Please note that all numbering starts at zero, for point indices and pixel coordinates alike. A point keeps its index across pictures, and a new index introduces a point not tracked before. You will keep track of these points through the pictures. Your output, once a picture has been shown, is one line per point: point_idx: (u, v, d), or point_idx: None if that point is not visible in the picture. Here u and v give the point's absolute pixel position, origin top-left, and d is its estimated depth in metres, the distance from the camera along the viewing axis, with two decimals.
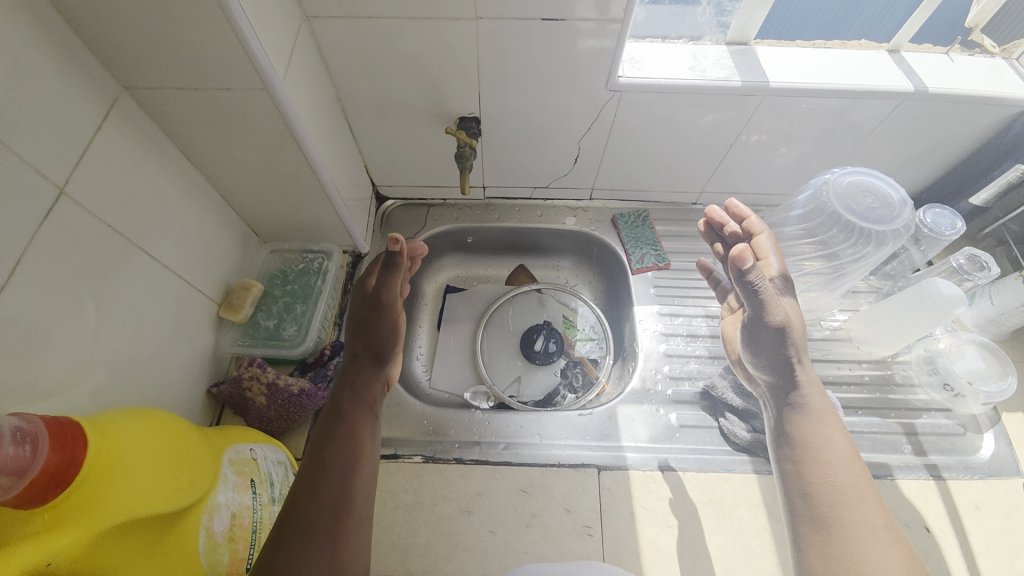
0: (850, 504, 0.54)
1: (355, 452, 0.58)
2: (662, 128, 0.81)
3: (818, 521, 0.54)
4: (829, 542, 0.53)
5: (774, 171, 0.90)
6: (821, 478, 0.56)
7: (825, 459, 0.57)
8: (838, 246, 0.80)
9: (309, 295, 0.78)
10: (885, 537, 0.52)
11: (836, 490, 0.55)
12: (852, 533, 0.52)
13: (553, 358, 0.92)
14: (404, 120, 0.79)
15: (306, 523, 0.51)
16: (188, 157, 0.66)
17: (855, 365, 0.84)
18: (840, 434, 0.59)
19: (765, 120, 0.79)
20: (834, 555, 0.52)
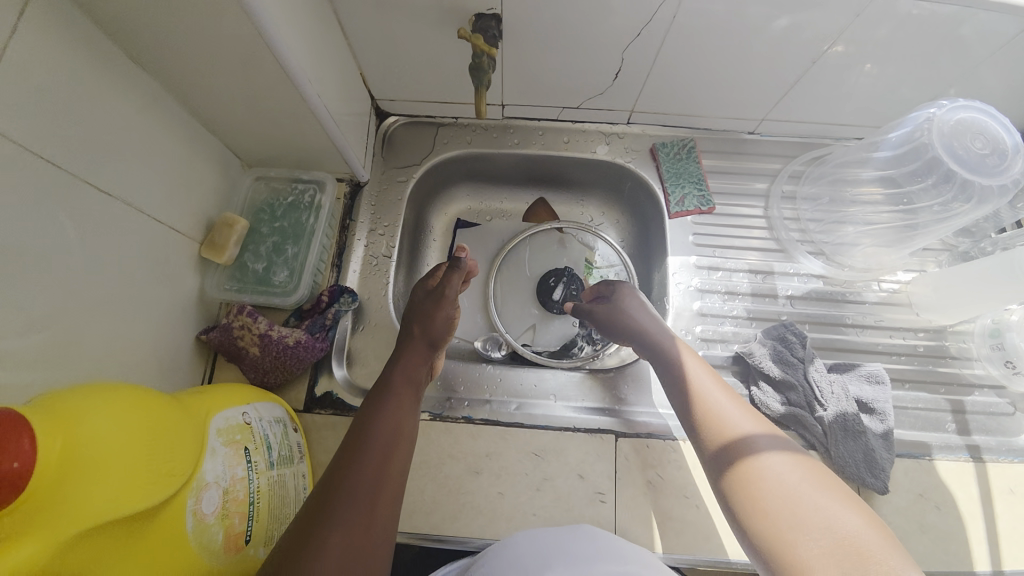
0: (729, 417, 0.53)
1: (401, 424, 0.56)
2: (730, 35, 0.64)
3: (705, 438, 0.54)
4: (727, 463, 0.50)
5: (859, 97, 0.73)
6: (697, 405, 0.56)
7: (696, 387, 0.57)
8: (920, 201, 0.69)
9: (300, 235, 0.68)
10: (771, 437, 0.51)
11: (712, 412, 0.54)
12: (739, 442, 0.51)
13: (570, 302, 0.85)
14: (407, 15, 0.63)
15: (351, 481, 0.48)
16: (135, 60, 0.52)
17: (910, 334, 0.75)
18: (701, 367, 0.60)
19: (872, 27, 0.61)
20: (736, 473, 0.49)
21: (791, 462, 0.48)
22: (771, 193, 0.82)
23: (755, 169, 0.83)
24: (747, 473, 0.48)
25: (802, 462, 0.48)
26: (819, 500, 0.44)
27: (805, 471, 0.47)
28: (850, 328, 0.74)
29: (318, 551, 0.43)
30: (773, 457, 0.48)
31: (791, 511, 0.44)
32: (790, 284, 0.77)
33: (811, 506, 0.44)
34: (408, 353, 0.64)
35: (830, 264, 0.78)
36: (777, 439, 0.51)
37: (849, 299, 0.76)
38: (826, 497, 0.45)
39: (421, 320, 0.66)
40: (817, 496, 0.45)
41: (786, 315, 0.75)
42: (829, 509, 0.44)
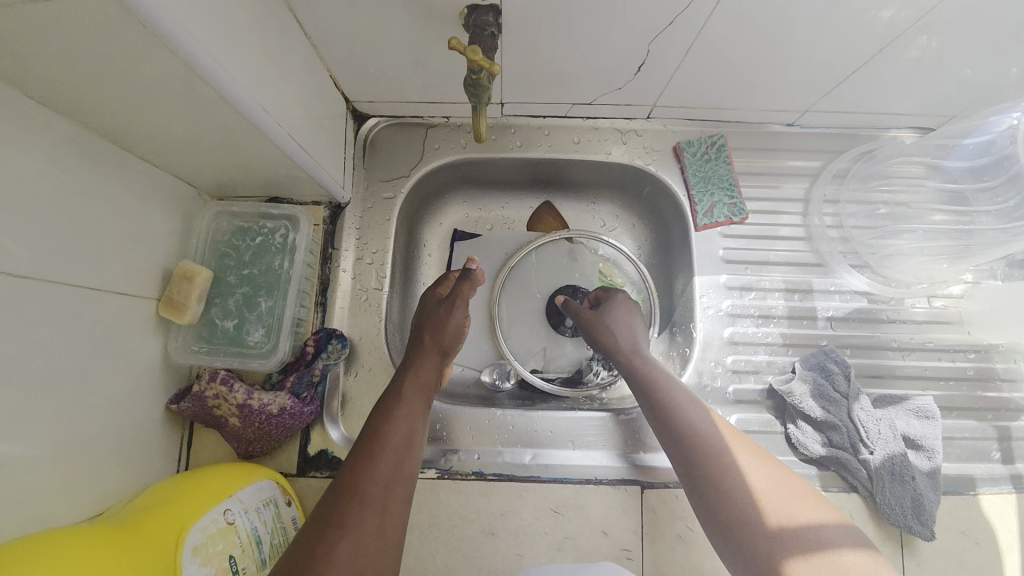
0: (717, 444, 0.50)
1: (414, 426, 0.49)
2: (782, 24, 0.52)
3: (709, 493, 0.48)
4: (720, 497, 0.47)
5: (925, 88, 0.62)
6: (682, 431, 0.52)
7: (680, 411, 0.53)
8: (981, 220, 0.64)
9: (274, 285, 0.59)
10: (758, 462, 0.50)
11: (698, 439, 0.51)
12: (731, 473, 0.48)
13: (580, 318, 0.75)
14: (381, 10, 0.50)
15: (360, 484, 0.43)
16: (41, 102, 0.40)
17: (959, 355, 0.69)
18: (677, 384, 0.57)
19: (961, 8, 0.49)
20: (731, 509, 0.47)
21: (783, 491, 0.47)
22: (810, 198, 0.72)
23: (793, 170, 0.72)
24: (742, 510, 0.46)
25: (792, 489, 0.48)
26: (817, 535, 0.44)
27: (798, 500, 0.47)
28: (894, 352, 0.68)
29: (328, 561, 0.38)
30: (767, 488, 0.47)
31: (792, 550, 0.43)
32: (830, 303, 0.69)
33: (813, 544, 0.43)
34: (420, 353, 0.56)
35: (875, 279, 0.70)
36: (764, 463, 0.50)
37: (892, 318, 0.69)
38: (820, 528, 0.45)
39: (433, 324, 0.58)
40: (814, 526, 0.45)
41: (826, 340, 0.68)
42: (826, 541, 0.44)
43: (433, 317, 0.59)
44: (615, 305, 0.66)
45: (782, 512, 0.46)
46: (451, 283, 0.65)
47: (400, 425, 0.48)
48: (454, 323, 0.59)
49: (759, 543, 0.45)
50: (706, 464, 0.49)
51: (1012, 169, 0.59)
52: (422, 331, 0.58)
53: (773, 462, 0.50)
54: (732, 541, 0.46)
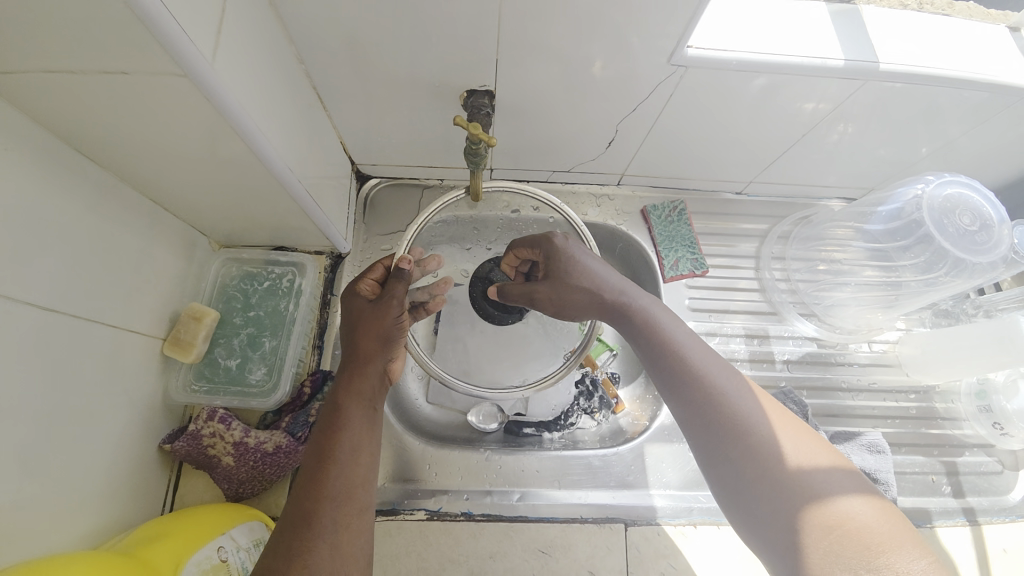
0: (723, 390, 0.47)
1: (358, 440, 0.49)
2: (723, 113, 0.63)
3: (711, 437, 0.45)
4: (722, 440, 0.45)
5: (844, 165, 0.75)
6: (684, 378, 0.48)
7: (681, 356, 0.49)
8: (906, 276, 0.72)
9: (279, 326, 0.64)
10: (766, 409, 0.46)
11: (704, 385, 0.47)
12: (737, 421, 0.45)
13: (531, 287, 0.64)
14: (392, 90, 0.60)
15: (318, 503, 0.44)
16: (85, 152, 0.46)
17: (902, 396, 0.77)
18: (680, 328, 0.52)
19: (858, 107, 0.62)
20: (734, 452, 0.44)
21: (790, 439, 0.44)
22: (760, 254, 0.82)
23: (745, 232, 0.83)
24: (747, 457, 0.43)
25: (800, 435, 0.45)
26: (821, 480, 0.42)
27: (806, 448, 0.44)
28: (845, 393, 0.76)
29: None
30: (777, 435, 0.44)
31: (796, 498, 0.41)
32: (786, 348, 0.78)
33: (814, 491, 0.41)
34: (355, 358, 0.53)
35: (822, 326, 0.79)
36: (771, 408, 0.46)
37: (840, 361, 0.78)
38: (826, 474, 0.42)
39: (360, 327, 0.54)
40: (820, 473, 0.42)
41: (785, 381, 0.75)
42: (832, 489, 0.41)
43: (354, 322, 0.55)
44: (574, 251, 0.55)
45: (786, 457, 0.43)
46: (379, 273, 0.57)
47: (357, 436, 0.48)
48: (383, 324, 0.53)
49: (753, 481, 0.43)
50: (711, 411, 0.46)
51: (918, 231, 0.68)
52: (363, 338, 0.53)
53: (779, 407, 0.47)
54: (729, 485, 0.44)
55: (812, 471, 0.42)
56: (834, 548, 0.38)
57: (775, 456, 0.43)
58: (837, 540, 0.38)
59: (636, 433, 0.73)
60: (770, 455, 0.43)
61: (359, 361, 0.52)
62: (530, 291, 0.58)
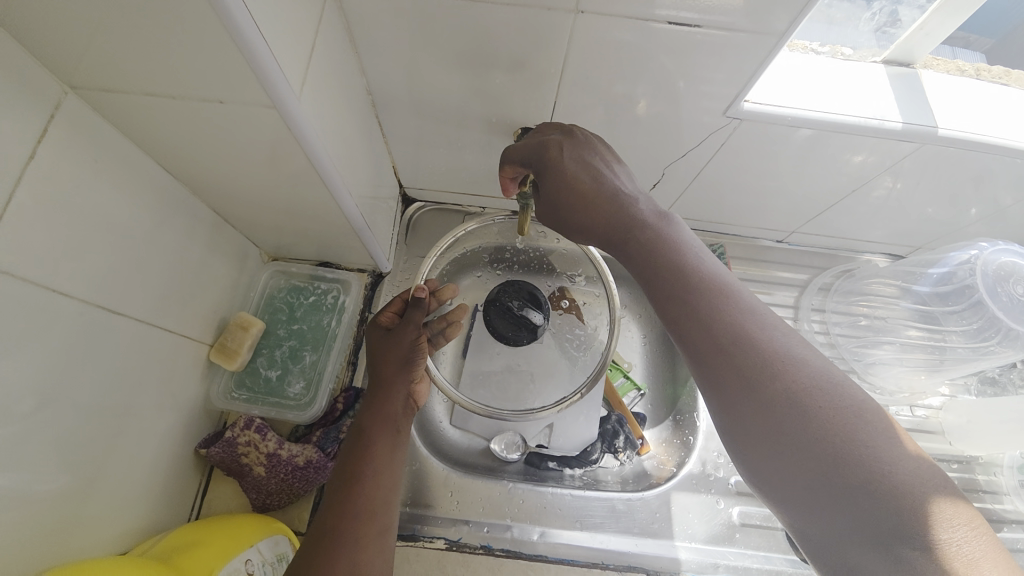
0: (750, 333, 0.40)
1: (378, 462, 0.51)
2: (770, 165, 0.64)
3: (722, 388, 0.39)
4: (735, 391, 0.39)
5: (891, 222, 0.74)
6: (701, 311, 0.42)
7: (701, 288, 0.43)
8: (952, 341, 0.71)
9: (320, 341, 0.66)
10: (804, 356, 0.39)
11: (725, 320, 0.41)
12: (761, 362, 0.38)
13: (535, 312, 0.65)
14: (449, 123, 0.62)
15: (342, 521, 0.47)
16: (164, 166, 0.49)
17: (944, 465, 0.74)
18: (703, 260, 0.46)
19: (909, 169, 0.62)
20: (748, 405, 0.38)
21: (825, 386, 0.37)
22: (799, 305, 0.81)
23: (785, 281, 0.82)
24: (768, 400, 0.37)
25: (832, 380, 0.37)
26: (858, 436, 0.34)
27: (836, 396, 0.36)
28: None
29: None
30: (811, 381, 0.37)
31: (825, 454, 0.34)
32: None
33: (847, 449, 0.34)
34: (381, 380, 0.56)
35: (862, 384, 0.77)
36: (807, 351, 0.39)
37: None
38: (870, 431, 0.34)
39: (380, 353, 0.57)
40: (860, 426, 0.35)
41: None
42: (872, 443, 0.34)
43: (375, 349, 0.58)
44: (596, 161, 0.49)
45: (811, 407, 0.36)
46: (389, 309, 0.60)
47: (379, 460, 0.51)
48: (401, 346, 0.56)
49: (771, 439, 0.36)
50: (729, 351, 0.40)
51: (971, 298, 0.67)
52: (384, 366, 0.56)
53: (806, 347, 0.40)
54: (746, 442, 0.38)
55: (847, 420, 0.35)
56: (867, 515, 0.32)
57: (807, 409, 0.36)
58: (864, 500, 0.32)
59: (662, 479, 0.72)
60: (799, 407, 0.36)
61: (381, 385, 0.56)
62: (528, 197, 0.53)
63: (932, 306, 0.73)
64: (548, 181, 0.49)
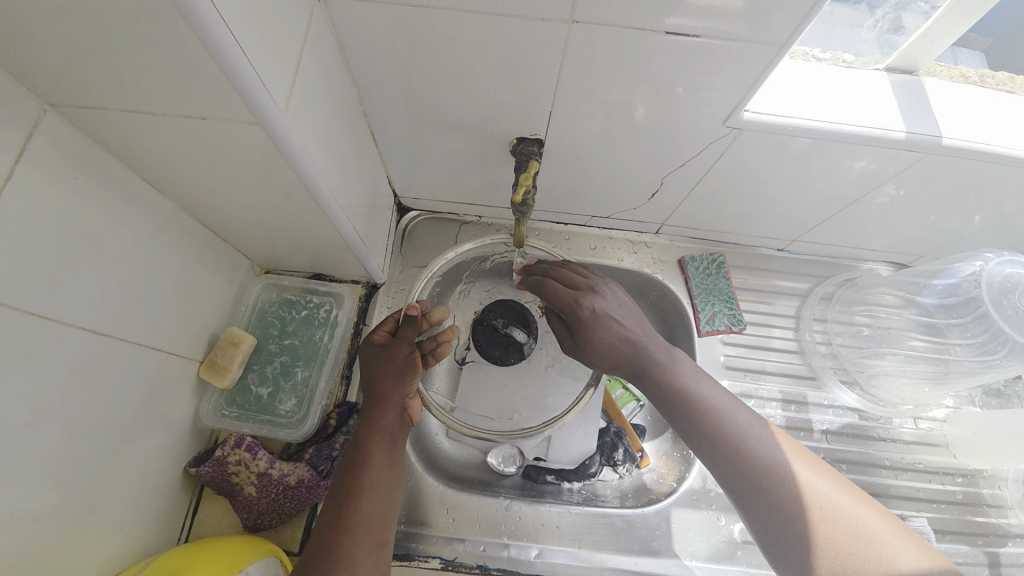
0: (763, 443, 0.47)
1: (374, 476, 0.49)
2: (770, 176, 0.63)
3: (743, 491, 0.46)
4: (759, 494, 0.45)
5: (894, 231, 0.72)
6: (720, 425, 0.49)
7: (710, 410, 0.50)
8: (956, 354, 0.70)
9: (312, 357, 0.65)
10: (806, 465, 0.46)
11: (735, 435, 0.48)
12: (775, 471, 0.45)
13: (518, 330, 0.69)
14: (443, 133, 0.61)
15: (337, 534, 0.46)
16: (151, 182, 0.48)
17: (947, 478, 0.73)
18: (705, 380, 0.53)
19: (912, 178, 0.61)
20: (773, 506, 0.44)
21: (830, 488, 0.45)
22: (801, 315, 0.80)
23: (786, 290, 0.81)
24: (789, 514, 0.43)
25: (836, 482, 0.45)
26: (864, 531, 0.41)
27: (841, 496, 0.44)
28: (887, 470, 0.73)
29: None
30: (818, 487, 0.44)
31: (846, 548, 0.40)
32: (825, 417, 0.75)
33: (861, 541, 0.41)
34: (377, 390, 0.54)
35: (865, 396, 0.76)
36: (807, 460, 0.47)
37: (880, 435, 0.75)
38: (873, 525, 0.42)
39: (376, 364, 0.55)
40: (864, 522, 0.42)
41: (823, 452, 0.73)
42: (876, 536, 0.41)
43: (372, 359, 0.56)
44: (619, 310, 0.57)
45: (826, 506, 0.43)
46: (387, 323, 0.60)
47: (377, 470, 0.49)
48: (399, 359, 0.55)
49: (799, 537, 0.42)
50: (749, 459, 0.46)
51: (976, 311, 0.66)
52: (380, 377, 0.54)
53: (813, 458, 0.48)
54: (773, 539, 0.44)
55: (858, 524, 0.42)
56: None
57: (820, 512, 0.43)
58: None
59: (661, 494, 0.71)
60: (814, 507, 0.43)
61: (378, 396, 0.53)
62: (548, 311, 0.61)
63: (937, 317, 0.72)
64: (579, 330, 0.56)
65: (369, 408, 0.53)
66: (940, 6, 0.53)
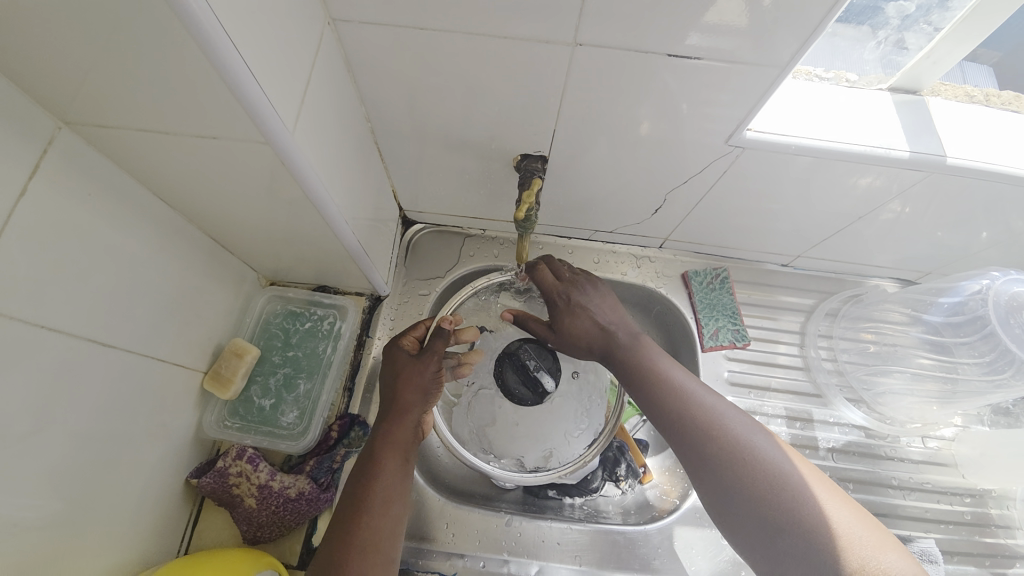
0: (721, 420, 0.52)
1: (386, 492, 0.50)
2: (774, 193, 0.63)
3: (701, 463, 0.51)
4: (715, 465, 0.50)
5: (900, 248, 0.72)
6: (680, 405, 0.54)
7: (699, 414, 0.53)
8: (964, 373, 0.69)
9: (315, 369, 0.65)
10: (760, 438, 0.51)
11: (693, 413, 0.53)
12: (729, 444, 0.50)
13: (549, 380, 0.70)
14: (448, 148, 0.62)
15: (346, 551, 0.46)
16: (160, 197, 0.49)
17: (955, 498, 0.72)
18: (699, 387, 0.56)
19: (917, 197, 0.61)
20: (726, 476, 0.49)
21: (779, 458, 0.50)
22: (806, 331, 0.79)
23: (791, 306, 0.81)
24: (740, 482, 0.49)
25: (787, 454, 0.50)
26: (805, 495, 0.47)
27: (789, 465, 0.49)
28: (895, 490, 0.72)
29: None
30: (767, 457, 0.50)
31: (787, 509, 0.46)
32: (831, 435, 0.74)
33: (801, 502, 0.46)
34: (395, 403, 0.55)
35: (872, 414, 0.75)
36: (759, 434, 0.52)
37: (888, 454, 0.74)
38: (810, 488, 0.47)
39: (397, 379, 0.56)
40: (803, 487, 0.47)
41: (829, 471, 0.72)
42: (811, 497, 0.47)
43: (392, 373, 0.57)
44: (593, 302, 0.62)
45: (773, 473, 0.48)
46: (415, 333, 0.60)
47: (390, 482, 0.50)
48: (421, 376, 0.56)
49: (748, 501, 0.48)
50: (707, 436, 0.51)
51: (984, 330, 0.66)
52: (403, 389, 0.55)
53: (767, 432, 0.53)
54: (724, 505, 0.49)
55: (800, 487, 0.47)
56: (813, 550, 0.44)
57: (768, 480, 0.48)
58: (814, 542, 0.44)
59: (665, 511, 0.70)
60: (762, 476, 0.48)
61: (398, 409, 0.54)
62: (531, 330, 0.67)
63: (943, 336, 0.71)
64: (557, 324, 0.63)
65: (385, 421, 0.54)
66: (944, 27, 0.53)
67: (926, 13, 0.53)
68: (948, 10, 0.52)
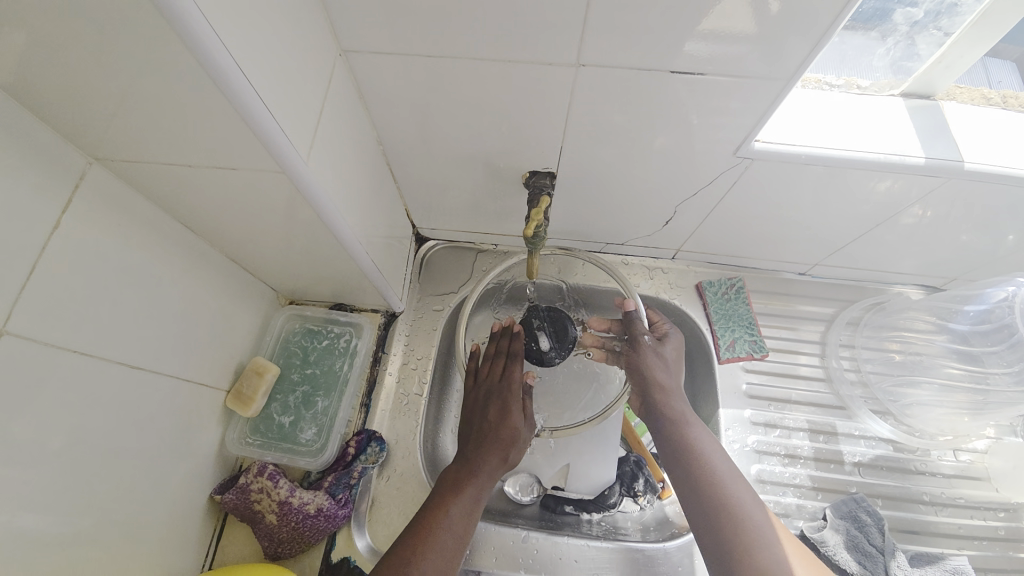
0: (738, 499, 0.54)
1: (475, 498, 0.55)
2: (785, 202, 0.63)
3: (708, 525, 0.53)
4: (722, 532, 0.52)
5: (922, 253, 0.70)
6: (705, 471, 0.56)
7: (708, 469, 0.56)
8: (995, 382, 0.68)
9: (332, 386, 0.67)
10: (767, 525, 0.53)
11: (716, 482, 0.55)
12: (738, 519, 0.52)
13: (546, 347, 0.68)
14: (458, 168, 0.63)
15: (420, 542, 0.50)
16: (186, 225, 0.52)
17: (992, 514, 0.68)
18: (717, 450, 0.58)
19: (933, 203, 0.60)
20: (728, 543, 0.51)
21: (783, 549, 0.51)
22: (827, 341, 0.78)
23: (810, 316, 0.79)
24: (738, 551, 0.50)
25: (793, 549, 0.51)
26: None
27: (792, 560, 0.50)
28: (926, 506, 0.69)
29: None
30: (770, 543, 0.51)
31: None
32: (856, 448, 0.72)
33: None
34: (486, 414, 0.60)
35: (898, 426, 0.73)
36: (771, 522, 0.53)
37: (918, 468, 0.71)
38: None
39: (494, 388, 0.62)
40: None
41: (855, 486, 0.70)
42: None
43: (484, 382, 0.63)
44: (667, 359, 0.64)
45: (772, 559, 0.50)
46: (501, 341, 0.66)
47: (484, 481, 0.55)
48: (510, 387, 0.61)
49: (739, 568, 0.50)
50: (719, 502, 0.54)
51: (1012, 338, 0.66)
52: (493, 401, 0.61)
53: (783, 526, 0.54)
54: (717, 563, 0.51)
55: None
56: None
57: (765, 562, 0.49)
58: None
59: (684, 528, 0.69)
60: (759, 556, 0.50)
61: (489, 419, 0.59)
62: (633, 330, 0.65)
63: (970, 346, 0.70)
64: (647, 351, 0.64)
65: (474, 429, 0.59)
66: (953, 33, 0.52)
67: (935, 19, 0.52)
68: (957, 15, 0.51)
